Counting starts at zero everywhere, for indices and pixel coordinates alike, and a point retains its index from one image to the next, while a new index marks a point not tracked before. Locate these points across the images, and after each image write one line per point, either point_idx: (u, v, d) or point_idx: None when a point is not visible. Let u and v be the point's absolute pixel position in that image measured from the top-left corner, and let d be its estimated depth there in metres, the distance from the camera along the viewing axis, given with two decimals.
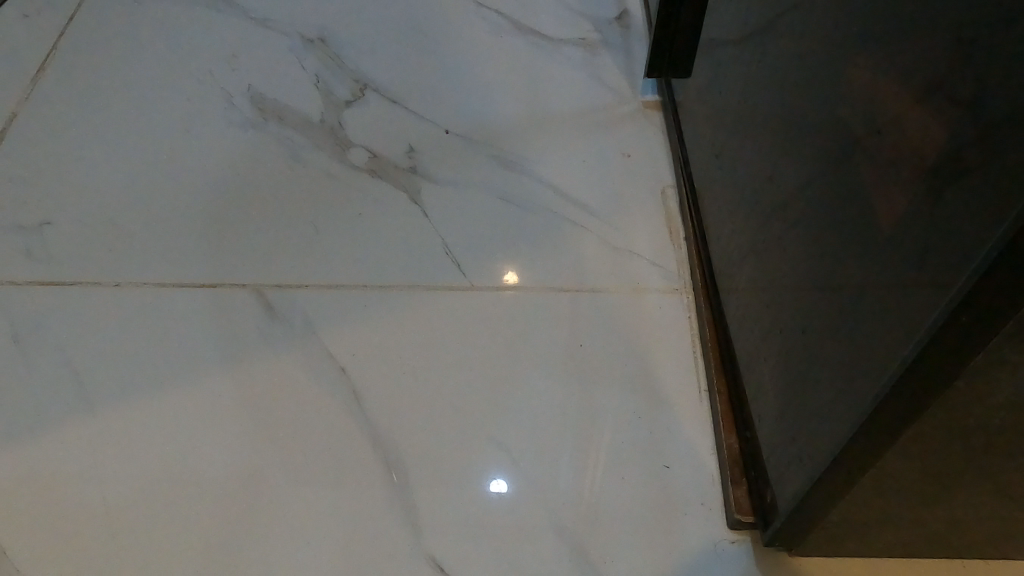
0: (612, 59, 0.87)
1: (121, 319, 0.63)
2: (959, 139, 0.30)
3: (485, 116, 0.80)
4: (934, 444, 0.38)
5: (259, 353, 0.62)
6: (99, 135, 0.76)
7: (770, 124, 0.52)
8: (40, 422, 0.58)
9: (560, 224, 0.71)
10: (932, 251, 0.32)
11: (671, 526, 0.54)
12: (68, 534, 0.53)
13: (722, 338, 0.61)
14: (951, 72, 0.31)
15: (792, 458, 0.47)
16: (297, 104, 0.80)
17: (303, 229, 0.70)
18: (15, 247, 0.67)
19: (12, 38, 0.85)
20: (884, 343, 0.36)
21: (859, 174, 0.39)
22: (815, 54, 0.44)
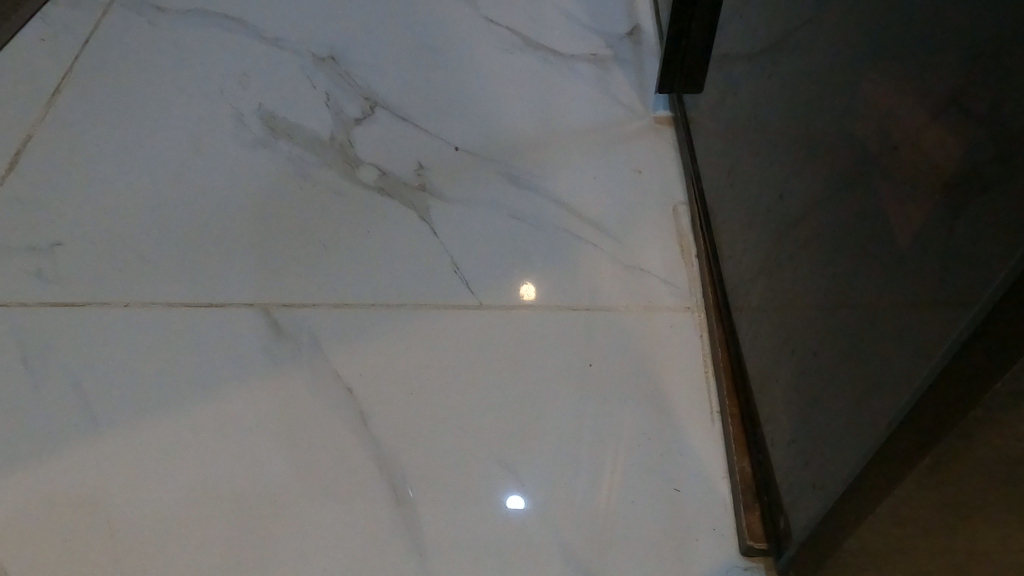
0: (623, 75, 0.87)
1: (130, 338, 0.63)
2: (975, 157, 0.29)
3: (495, 133, 0.80)
4: (952, 475, 0.36)
5: (266, 372, 0.62)
6: (111, 155, 0.77)
7: (780, 141, 0.51)
8: (47, 442, 0.58)
9: (570, 241, 0.71)
10: (947, 274, 0.31)
11: (682, 552, 0.52)
12: (73, 557, 0.52)
13: (735, 358, 0.60)
14: (967, 88, 0.30)
15: (805, 484, 0.46)
16: (307, 122, 0.80)
17: (312, 248, 0.70)
18: (26, 268, 0.68)
19: (28, 59, 0.86)
20: (897, 369, 0.34)
21: (871, 193, 0.37)
22: (826, 69, 0.43)
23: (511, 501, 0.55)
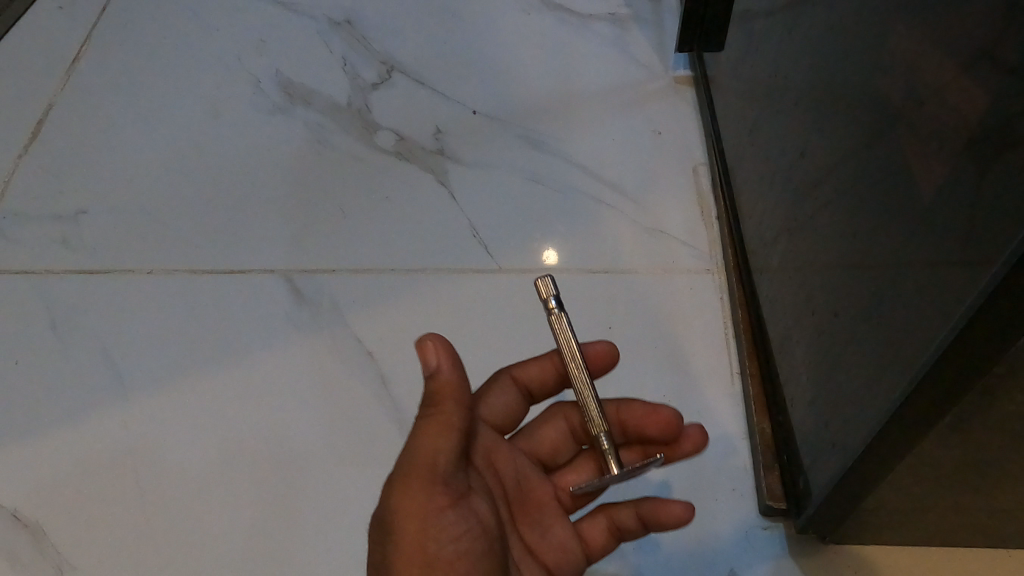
0: (643, 34, 0.85)
1: (155, 304, 0.64)
2: (1006, 111, 0.28)
3: (514, 96, 0.79)
4: (971, 430, 0.36)
5: (289, 336, 0.62)
6: (132, 123, 0.77)
7: (805, 98, 0.50)
8: (78, 406, 0.59)
9: (589, 204, 0.70)
10: (977, 230, 0.30)
11: (702, 513, 0.53)
12: (106, 517, 0.54)
13: (755, 318, 0.60)
14: (1001, 39, 0.28)
15: (825, 444, 0.46)
16: (325, 87, 0.80)
17: (332, 214, 0.70)
18: (52, 236, 0.69)
19: (47, 28, 0.86)
20: (918, 328, 0.34)
21: (897, 148, 0.37)
22: (852, 23, 0.42)
23: None
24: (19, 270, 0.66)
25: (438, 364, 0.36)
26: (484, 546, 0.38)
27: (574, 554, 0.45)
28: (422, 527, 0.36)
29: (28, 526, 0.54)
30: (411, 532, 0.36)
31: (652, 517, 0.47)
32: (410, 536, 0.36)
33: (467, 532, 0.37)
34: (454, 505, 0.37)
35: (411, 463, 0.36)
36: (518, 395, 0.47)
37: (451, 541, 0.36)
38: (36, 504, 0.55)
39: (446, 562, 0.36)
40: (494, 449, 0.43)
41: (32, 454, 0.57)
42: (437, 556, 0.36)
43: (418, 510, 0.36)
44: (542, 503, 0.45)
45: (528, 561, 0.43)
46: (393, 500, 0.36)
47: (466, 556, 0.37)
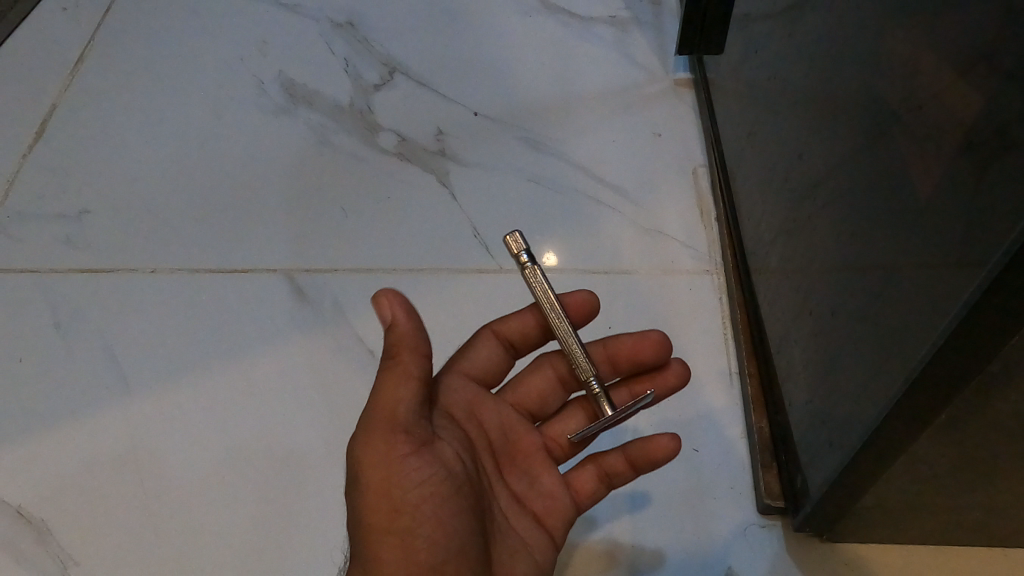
0: (643, 37, 0.85)
1: (158, 303, 0.65)
2: (1002, 115, 0.28)
3: (515, 98, 0.79)
4: (966, 427, 0.36)
5: (292, 335, 0.63)
6: (135, 124, 0.78)
7: (804, 101, 0.50)
8: (81, 404, 0.59)
9: (590, 205, 0.71)
10: (973, 230, 0.30)
11: (701, 511, 0.53)
12: (109, 513, 0.54)
13: (753, 319, 0.60)
14: (997, 45, 0.29)
15: (822, 442, 0.46)
16: (327, 89, 0.80)
17: (335, 214, 0.70)
18: (56, 235, 0.69)
19: (51, 29, 0.86)
20: (912, 327, 0.35)
21: (895, 149, 0.37)
22: (851, 26, 0.43)
23: None
24: (24, 269, 0.67)
25: (394, 316, 0.37)
26: (454, 490, 0.39)
27: (566, 503, 0.46)
28: (386, 473, 0.37)
29: (32, 522, 0.54)
30: (375, 479, 0.37)
31: (641, 458, 0.48)
32: (376, 482, 0.37)
33: (435, 477, 0.38)
34: (419, 451, 0.38)
35: (374, 414, 0.38)
36: (500, 350, 0.48)
37: (415, 485, 0.37)
38: (41, 501, 0.55)
39: (412, 505, 0.37)
40: (475, 402, 0.45)
41: (36, 451, 0.57)
42: (402, 499, 0.37)
43: (381, 458, 0.37)
44: (530, 453, 0.46)
45: (516, 508, 0.44)
46: (358, 449, 0.38)
47: (432, 498, 0.38)
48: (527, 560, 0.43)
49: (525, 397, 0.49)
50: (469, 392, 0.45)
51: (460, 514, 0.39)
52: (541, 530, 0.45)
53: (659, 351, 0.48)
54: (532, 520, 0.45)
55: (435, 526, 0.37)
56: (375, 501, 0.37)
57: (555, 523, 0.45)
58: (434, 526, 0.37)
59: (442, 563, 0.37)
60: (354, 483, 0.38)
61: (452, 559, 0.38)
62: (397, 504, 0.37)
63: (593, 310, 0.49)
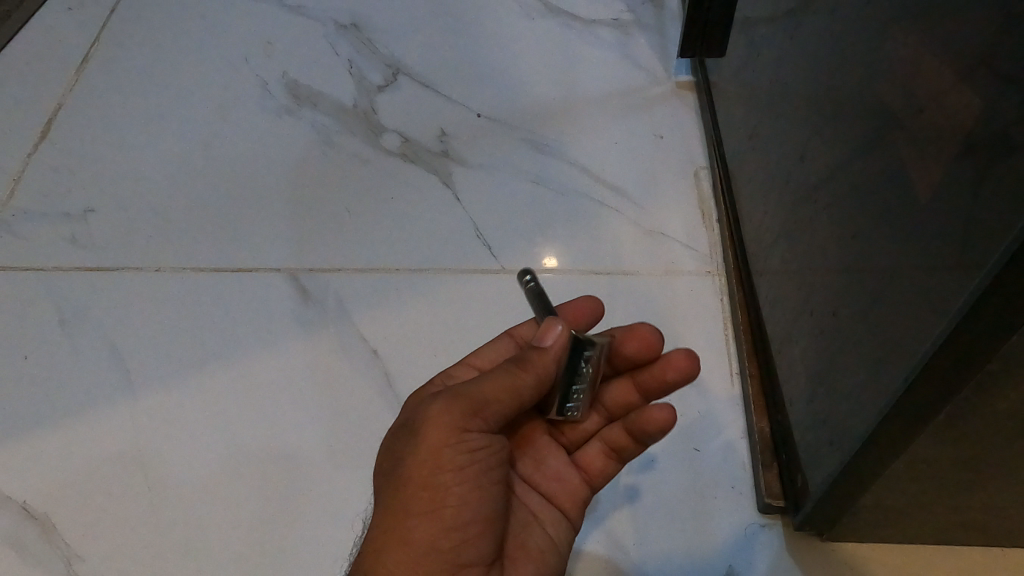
0: (645, 39, 0.86)
1: (163, 301, 0.65)
2: (1001, 118, 0.29)
3: (518, 100, 0.80)
4: (964, 426, 0.37)
5: (295, 334, 0.63)
6: (140, 124, 0.78)
7: (805, 103, 0.51)
8: (86, 401, 0.60)
9: (592, 206, 0.71)
10: (972, 232, 0.31)
11: (701, 510, 0.54)
12: (113, 510, 0.55)
13: (754, 320, 0.61)
14: (998, 49, 0.29)
15: (822, 442, 0.47)
16: (331, 90, 0.81)
17: (338, 214, 0.71)
18: (61, 234, 0.69)
19: (57, 29, 0.87)
20: (912, 327, 0.35)
21: (896, 152, 0.37)
22: (852, 29, 0.43)
23: None
24: (29, 268, 0.67)
25: (555, 344, 0.41)
26: (497, 466, 0.41)
27: (573, 484, 0.48)
28: (447, 437, 0.39)
29: (37, 518, 0.54)
30: (435, 440, 0.39)
31: (639, 430, 0.47)
32: (432, 443, 0.39)
33: (485, 453, 0.40)
34: (482, 428, 0.40)
35: (452, 388, 0.40)
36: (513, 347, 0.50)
37: (469, 451, 0.39)
38: (46, 497, 0.55)
39: (458, 471, 0.39)
40: None
41: (41, 447, 0.58)
42: (453, 464, 0.39)
43: (449, 426, 0.39)
44: (536, 439, 0.48)
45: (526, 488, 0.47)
46: (429, 410, 0.39)
47: (480, 468, 0.40)
48: (541, 534, 0.45)
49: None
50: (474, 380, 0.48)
51: (495, 486, 0.41)
52: (552, 508, 0.47)
53: (647, 347, 0.46)
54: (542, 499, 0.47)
55: (473, 492, 0.39)
56: (426, 459, 0.39)
57: (565, 502, 0.47)
58: (471, 493, 0.39)
59: (467, 524, 0.39)
60: (411, 438, 0.39)
61: (477, 523, 0.39)
62: (448, 467, 0.39)
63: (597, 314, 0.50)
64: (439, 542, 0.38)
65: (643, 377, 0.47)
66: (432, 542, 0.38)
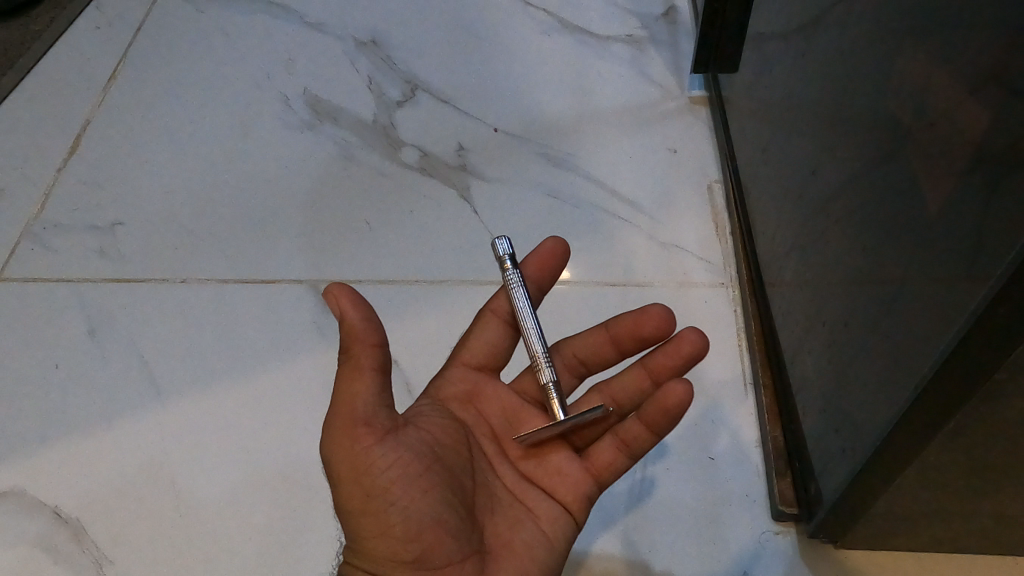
0: (659, 56, 0.87)
1: (188, 312, 0.67)
2: (1008, 136, 0.30)
3: (534, 115, 0.81)
4: (975, 434, 0.38)
5: (317, 343, 0.65)
6: (165, 139, 0.80)
7: (818, 118, 0.52)
8: (114, 408, 0.62)
9: (608, 219, 0.72)
10: (981, 245, 0.32)
11: (717, 518, 0.55)
12: (140, 514, 0.56)
13: (768, 331, 0.62)
14: (1009, 65, 0.30)
15: (835, 450, 0.47)
16: (351, 105, 0.83)
17: (358, 226, 0.73)
18: (90, 246, 0.71)
19: (85, 47, 0.89)
20: (922, 337, 0.36)
21: (905, 166, 0.38)
22: (864, 48, 0.44)
23: None
24: (58, 279, 0.69)
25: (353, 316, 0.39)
26: (426, 469, 0.40)
27: (576, 478, 0.45)
28: (353, 464, 0.39)
29: (68, 521, 0.56)
30: (345, 471, 0.40)
31: (659, 413, 0.44)
32: (345, 474, 0.40)
33: (400, 461, 0.39)
34: (385, 437, 0.40)
35: (336, 418, 0.40)
36: (502, 330, 0.50)
37: (383, 470, 0.39)
38: (76, 501, 0.57)
39: (382, 489, 0.39)
40: (475, 391, 0.48)
41: (71, 453, 0.59)
42: (373, 485, 0.39)
43: (348, 452, 0.39)
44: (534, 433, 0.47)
45: (522, 483, 0.45)
46: (329, 454, 0.40)
47: (402, 478, 0.39)
48: (531, 530, 0.44)
49: (531, 385, 0.50)
50: (470, 382, 0.48)
51: (433, 489, 0.40)
52: (552, 504, 0.45)
53: (662, 325, 0.48)
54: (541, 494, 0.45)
55: (408, 501, 0.39)
56: (349, 491, 0.40)
57: (567, 497, 0.45)
58: (406, 504, 0.39)
59: (418, 533, 0.39)
60: (332, 477, 0.41)
61: (428, 528, 0.39)
62: (369, 489, 0.39)
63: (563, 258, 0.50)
64: (400, 553, 0.39)
65: (654, 362, 0.47)
66: (393, 556, 0.39)
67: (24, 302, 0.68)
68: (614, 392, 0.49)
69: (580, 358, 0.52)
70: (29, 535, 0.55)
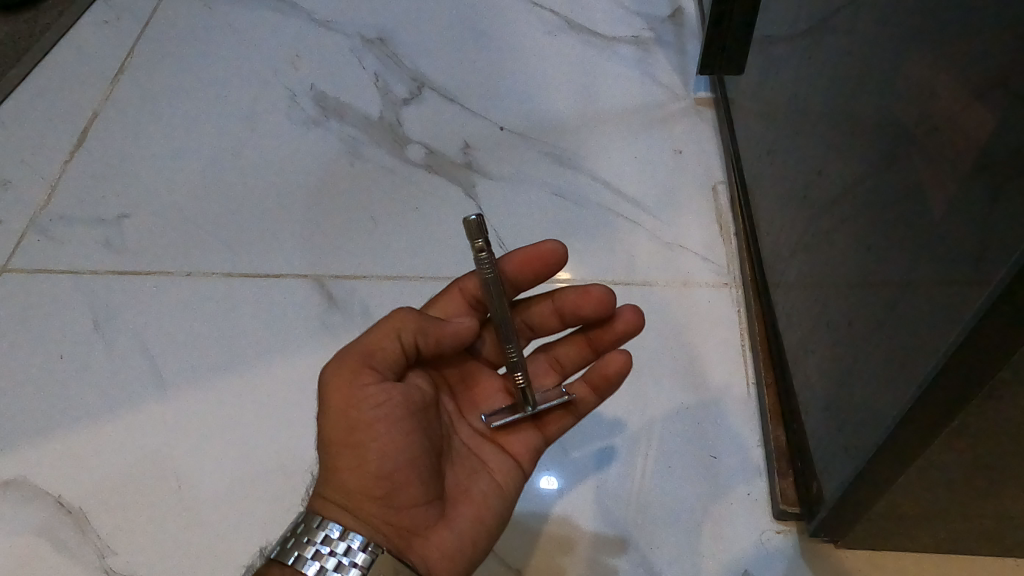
0: (665, 57, 0.88)
1: (192, 305, 0.67)
2: (1014, 138, 0.30)
3: (539, 115, 0.82)
4: (977, 433, 0.38)
5: (321, 338, 0.65)
6: (172, 133, 0.81)
7: (824, 119, 0.52)
8: (118, 400, 0.62)
9: (612, 219, 0.73)
10: (985, 246, 0.32)
11: (719, 516, 0.55)
12: (143, 504, 0.57)
13: (771, 331, 0.62)
14: (1015, 68, 0.30)
15: (837, 449, 0.47)
16: (358, 102, 0.83)
17: (364, 222, 0.73)
18: (95, 238, 0.72)
19: (93, 40, 0.90)
20: (926, 337, 0.36)
21: (911, 169, 0.39)
22: (871, 49, 0.44)
23: (546, 484, 0.57)
24: (64, 271, 0.69)
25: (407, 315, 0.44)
26: (410, 413, 0.43)
27: (527, 435, 0.49)
28: (346, 399, 0.42)
29: (71, 512, 0.56)
30: (336, 403, 0.42)
31: (600, 379, 0.48)
32: (337, 408, 0.42)
33: (394, 403, 0.42)
34: (381, 381, 0.43)
35: (344, 359, 0.43)
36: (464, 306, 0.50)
37: (371, 408, 0.42)
38: (80, 491, 0.57)
39: (366, 424, 0.42)
40: None
41: (74, 444, 0.60)
42: (359, 419, 0.42)
43: (345, 386, 0.42)
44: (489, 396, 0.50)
45: (480, 439, 0.48)
46: (327, 387, 0.43)
47: (387, 418, 0.42)
48: (486, 481, 0.46)
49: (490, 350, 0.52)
50: None
51: (413, 433, 0.43)
52: (506, 458, 0.48)
53: (602, 306, 0.49)
54: (496, 448, 0.48)
55: (387, 442, 0.42)
56: (336, 423, 0.42)
57: (519, 452, 0.48)
58: (386, 442, 0.42)
59: (392, 471, 0.41)
60: (321, 410, 0.43)
61: (401, 469, 0.42)
62: (356, 423, 0.42)
63: (557, 258, 0.48)
64: (370, 489, 0.42)
65: (594, 334, 0.51)
66: (363, 490, 0.42)
67: (30, 293, 0.68)
68: (558, 353, 0.52)
69: (529, 324, 0.52)
70: (32, 525, 0.56)
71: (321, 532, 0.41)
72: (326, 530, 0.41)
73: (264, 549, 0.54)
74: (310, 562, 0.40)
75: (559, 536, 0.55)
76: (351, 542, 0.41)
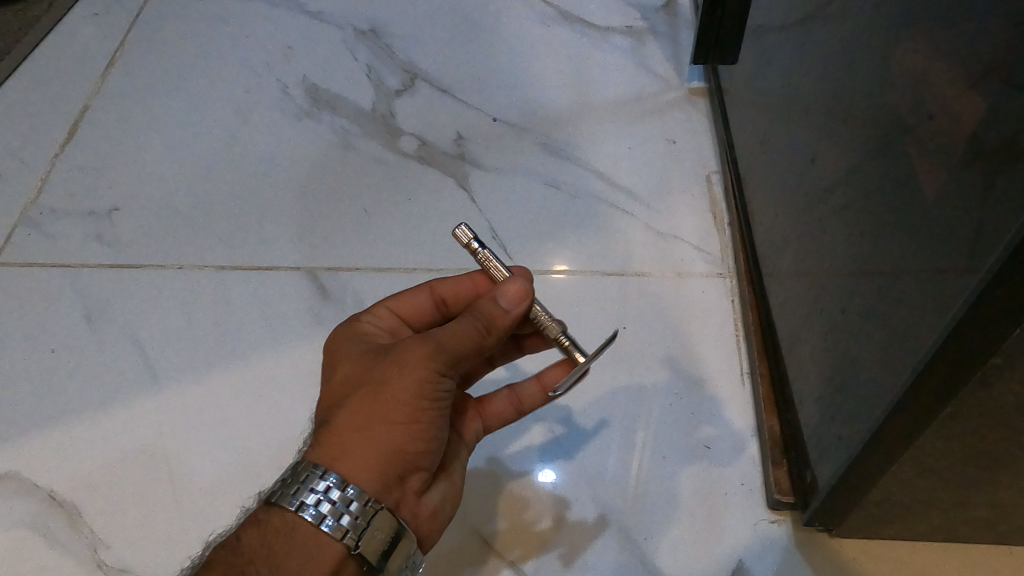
0: (658, 47, 0.87)
1: (184, 298, 0.67)
2: (1006, 124, 0.30)
3: (532, 105, 0.81)
4: (971, 421, 0.38)
5: (313, 331, 0.65)
6: (163, 126, 0.80)
7: (817, 105, 0.52)
8: (110, 394, 0.61)
9: (605, 209, 0.72)
10: (978, 230, 0.31)
11: (713, 506, 0.55)
12: (134, 497, 0.56)
13: (764, 321, 0.62)
14: (1007, 56, 0.30)
15: (830, 437, 0.47)
16: (350, 93, 0.82)
17: (356, 213, 0.72)
18: (86, 232, 0.71)
19: (83, 33, 0.89)
20: (919, 321, 0.36)
21: (904, 155, 0.38)
22: (863, 35, 0.44)
23: (543, 477, 0.57)
24: (54, 265, 0.69)
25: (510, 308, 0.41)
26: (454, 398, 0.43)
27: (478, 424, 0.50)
28: (425, 380, 0.40)
29: (63, 505, 0.56)
30: (415, 380, 0.40)
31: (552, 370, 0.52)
32: (409, 388, 0.40)
33: (451, 393, 0.42)
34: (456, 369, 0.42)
35: (438, 340, 0.41)
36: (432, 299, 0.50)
37: (442, 391, 0.41)
38: (72, 484, 0.57)
39: (431, 406, 0.41)
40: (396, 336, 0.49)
41: (66, 438, 0.59)
42: (429, 400, 0.41)
43: (434, 369, 0.40)
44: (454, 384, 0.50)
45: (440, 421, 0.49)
46: (409, 361, 0.41)
47: (445, 402, 0.42)
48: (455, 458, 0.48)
49: None
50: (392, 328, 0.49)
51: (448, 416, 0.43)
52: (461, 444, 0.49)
53: None
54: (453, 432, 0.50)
55: (436, 421, 0.42)
56: (400, 403, 0.40)
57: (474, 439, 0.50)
58: (437, 421, 0.42)
59: (427, 445, 0.42)
60: (392, 380, 0.41)
61: (433, 444, 0.43)
62: (420, 408, 0.41)
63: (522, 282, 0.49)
64: (404, 458, 0.42)
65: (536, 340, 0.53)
66: (397, 458, 0.41)
67: (20, 287, 0.68)
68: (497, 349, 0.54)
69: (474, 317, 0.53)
70: (24, 518, 0.55)
71: (321, 481, 0.40)
72: (327, 480, 0.40)
73: (244, 513, 0.55)
74: (309, 508, 0.39)
75: (554, 526, 0.55)
76: (349, 493, 0.40)
